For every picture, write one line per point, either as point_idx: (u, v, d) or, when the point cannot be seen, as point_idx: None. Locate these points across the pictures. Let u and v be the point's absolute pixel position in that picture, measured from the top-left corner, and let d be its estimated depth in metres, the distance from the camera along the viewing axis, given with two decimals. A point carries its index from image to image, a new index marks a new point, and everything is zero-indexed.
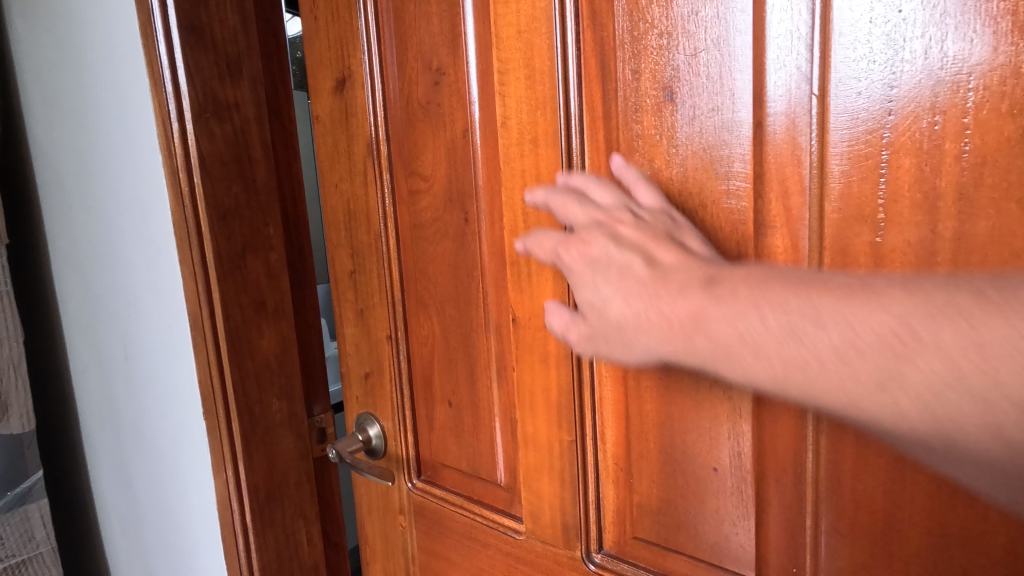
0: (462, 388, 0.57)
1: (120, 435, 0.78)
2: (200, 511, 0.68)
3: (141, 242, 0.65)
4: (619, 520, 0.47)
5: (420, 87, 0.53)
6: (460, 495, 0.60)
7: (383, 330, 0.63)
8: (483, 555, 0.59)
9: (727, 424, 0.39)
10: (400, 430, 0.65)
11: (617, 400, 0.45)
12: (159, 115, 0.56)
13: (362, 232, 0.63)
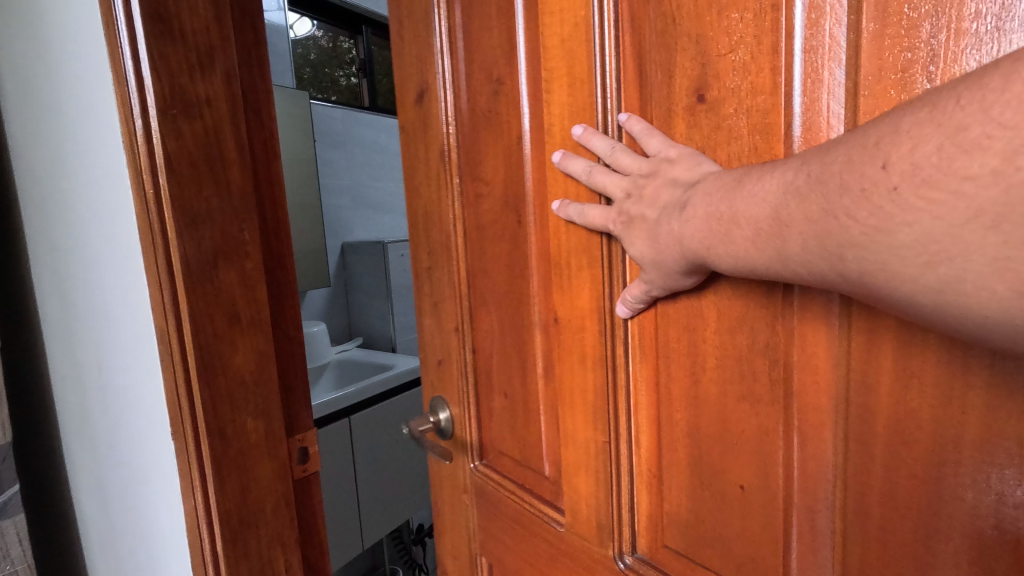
0: (516, 382, 0.52)
1: (95, 449, 0.73)
2: (169, 537, 0.62)
3: (109, 246, 0.60)
4: (653, 521, 0.41)
5: (483, 99, 0.49)
6: (512, 479, 0.55)
7: (451, 323, 0.59)
8: (528, 544, 0.53)
9: (754, 450, 0.33)
10: (467, 415, 0.59)
11: (649, 403, 0.39)
12: (122, 111, 0.51)
13: (437, 230, 0.58)
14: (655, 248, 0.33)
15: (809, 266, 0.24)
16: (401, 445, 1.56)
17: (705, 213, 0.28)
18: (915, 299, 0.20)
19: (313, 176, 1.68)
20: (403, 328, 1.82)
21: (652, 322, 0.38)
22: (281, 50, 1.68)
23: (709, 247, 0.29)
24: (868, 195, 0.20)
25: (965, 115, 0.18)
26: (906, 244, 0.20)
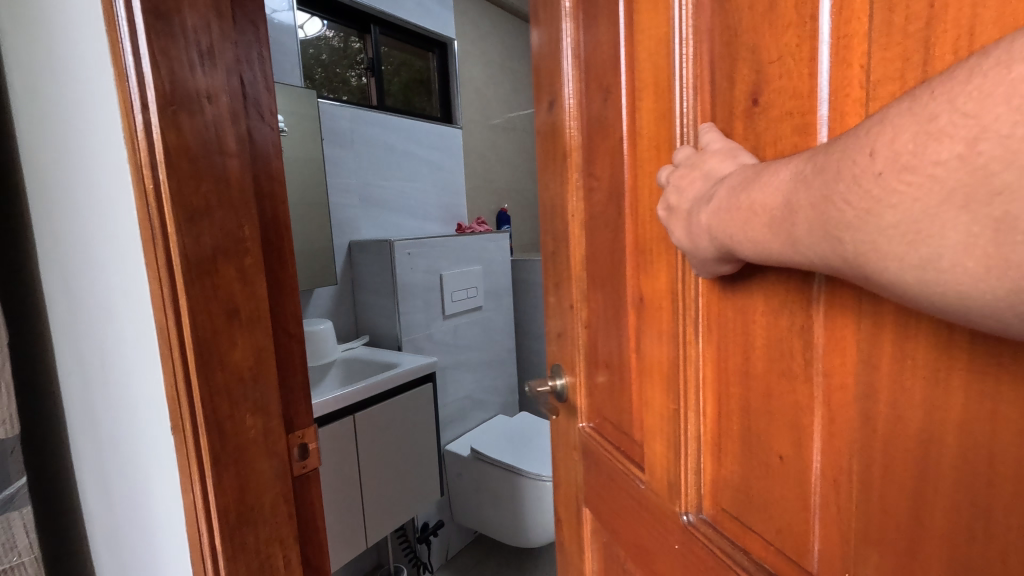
0: (614, 351, 0.54)
1: (99, 442, 0.74)
2: (170, 530, 0.63)
3: (111, 241, 0.60)
4: (705, 482, 0.41)
5: (594, 105, 0.52)
6: (610, 440, 0.56)
7: (569, 299, 0.62)
8: (617, 498, 0.55)
9: (792, 430, 0.32)
10: (576, 379, 0.63)
11: (708, 375, 0.39)
12: (122, 104, 0.51)
13: (560, 222, 0.61)
14: (692, 237, 0.34)
15: (814, 251, 0.24)
16: (405, 442, 1.57)
17: (727, 202, 0.29)
18: (902, 279, 0.20)
19: (320, 175, 1.68)
20: (409, 327, 1.82)
21: (711, 297, 0.38)
22: (290, 50, 1.69)
23: (732, 234, 0.29)
24: (857, 181, 0.21)
25: (934, 106, 0.18)
26: (891, 226, 0.19)
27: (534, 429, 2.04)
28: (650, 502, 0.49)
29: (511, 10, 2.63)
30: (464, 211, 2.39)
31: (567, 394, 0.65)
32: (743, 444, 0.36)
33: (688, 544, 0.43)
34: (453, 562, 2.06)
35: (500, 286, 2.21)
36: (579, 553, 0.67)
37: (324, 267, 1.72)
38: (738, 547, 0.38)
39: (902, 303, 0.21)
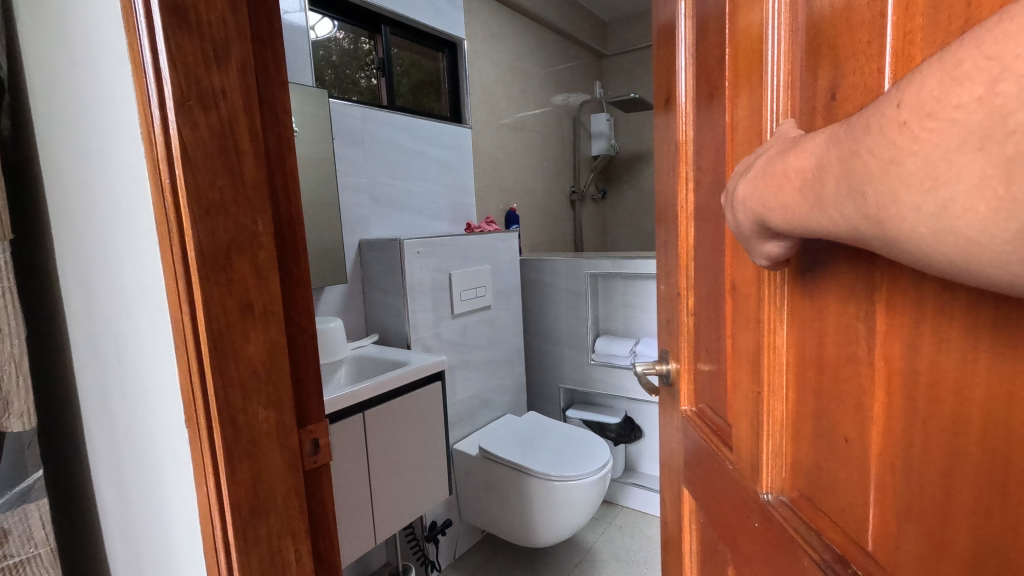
0: (714, 339, 0.56)
1: (115, 436, 0.75)
2: (184, 522, 0.63)
3: (128, 236, 0.61)
4: (784, 467, 0.41)
5: (703, 103, 0.56)
6: (709, 423, 0.59)
7: (681, 290, 0.66)
8: (711, 480, 0.57)
9: (855, 414, 0.32)
10: (683, 365, 0.67)
11: (786, 358, 0.40)
12: (141, 100, 0.52)
13: (678, 212, 0.66)
14: (734, 214, 0.35)
15: (840, 211, 0.24)
16: (414, 441, 1.57)
17: (763, 172, 0.30)
18: (919, 232, 0.20)
19: (329, 174, 1.70)
20: (417, 325, 1.82)
21: (789, 282, 0.38)
22: (301, 49, 1.70)
23: (765, 204, 0.30)
24: (883, 131, 0.21)
25: (959, 53, 0.18)
26: (911, 174, 0.20)
27: (542, 429, 2.04)
28: (738, 486, 0.50)
29: (520, 11, 2.63)
30: (473, 211, 2.39)
31: (672, 378, 0.71)
32: (816, 430, 0.36)
33: (767, 529, 0.44)
34: (461, 561, 2.06)
35: (508, 286, 2.21)
36: (683, 527, 0.70)
37: (333, 265, 1.73)
38: (809, 528, 0.38)
39: (915, 262, 0.21)
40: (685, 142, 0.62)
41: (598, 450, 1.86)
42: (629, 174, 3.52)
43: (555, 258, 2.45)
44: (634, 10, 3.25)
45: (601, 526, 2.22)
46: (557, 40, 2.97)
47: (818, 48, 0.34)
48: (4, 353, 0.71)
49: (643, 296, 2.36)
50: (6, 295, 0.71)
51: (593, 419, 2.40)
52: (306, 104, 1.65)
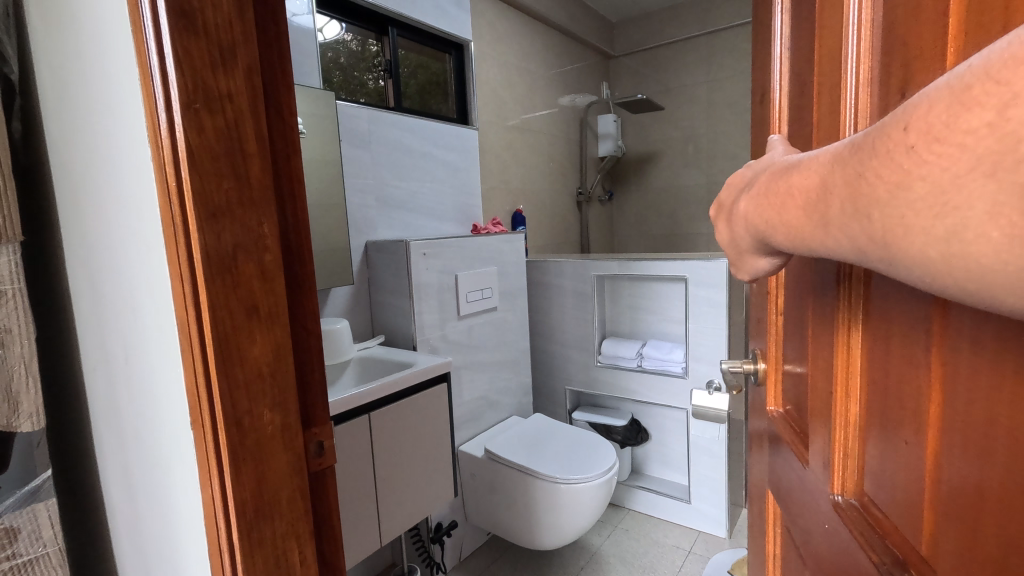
0: (796, 340, 0.56)
1: (122, 436, 0.75)
2: (189, 523, 0.63)
3: (134, 237, 0.61)
4: (853, 467, 0.42)
5: (791, 98, 0.57)
6: (789, 424, 0.59)
7: (768, 289, 0.67)
8: (790, 481, 0.57)
9: (914, 413, 0.33)
10: (768, 364, 0.67)
11: (851, 359, 0.40)
12: (149, 102, 0.52)
13: None
14: (734, 233, 0.43)
15: (845, 230, 0.28)
16: (420, 442, 1.57)
17: (768, 194, 0.36)
18: (927, 254, 0.23)
19: (337, 175, 1.70)
20: (423, 326, 1.82)
21: (855, 283, 0.39)
22: (309, 51, 1.70)
23: (769, 223, 0.36)
24: (891, 154, 0.25)
25: (969, 78, 0.21)
26: (921, 197, 0.23)
27: (549, 431, 2.03)
28: (812, 487, 0.50)
29: (527, 11, 2.63)
30: (480, 212, 2.40)
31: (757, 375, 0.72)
32: (878, 429, 0.37)
33: (835, 529, 0.45)
34: (467, 563, 2.05)
35: (514, 287, 2.21)
36: (768, 529, 0.69)
37: (340, 266, 1.74)
38: (872, 528, 0.39)
39: (921, 279, 0.25)
40: (776, 135, 0.61)
41: (605, 453, 1.85)
42: (636, 175, 3.50)
43: (561, 260, 2.45)
44: (640, 11, 3.24)
45: (607, 529, 2.21)
46: (563, 41, 2.96)
47: (891, 44, 0.35)
48: (13, 354, 0.72)
49: (650, 298, 2.36)
50: (11, 298, 0.71)
51: (599, 421, 2.39)
52: (313, 106, 1.65)
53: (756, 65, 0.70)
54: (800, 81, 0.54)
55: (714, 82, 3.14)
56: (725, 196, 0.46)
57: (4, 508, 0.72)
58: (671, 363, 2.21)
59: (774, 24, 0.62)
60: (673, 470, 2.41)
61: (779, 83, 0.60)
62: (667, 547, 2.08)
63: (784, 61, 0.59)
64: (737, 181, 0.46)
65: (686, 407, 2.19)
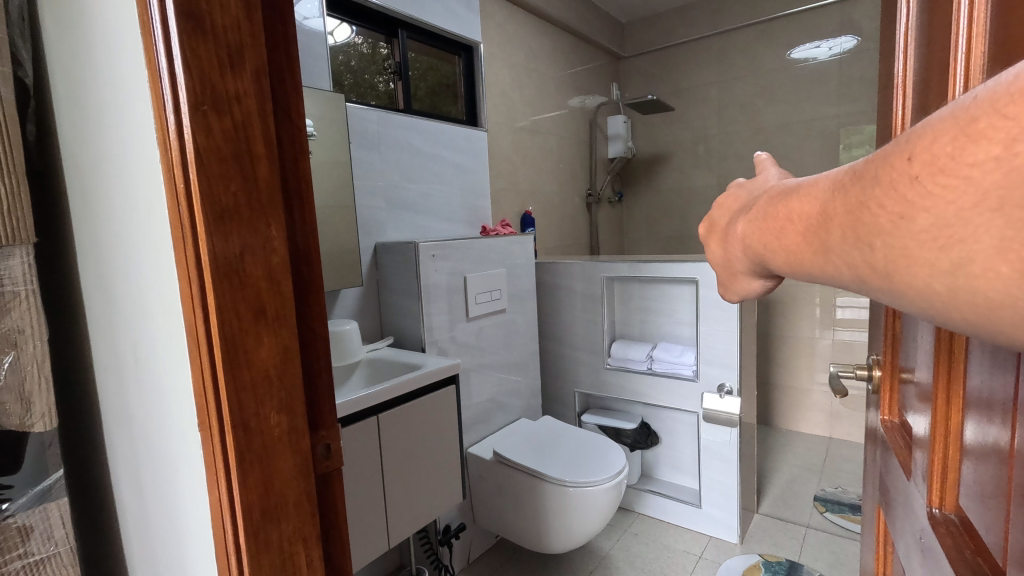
0: (904, 355, 0.58)
1: (132, 436, 0.76)
2: (197, 524, 0.64)
3: (145, 239, 0.62)
4: (944, 482, 0.44)
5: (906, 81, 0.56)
6: (897, 437, 0.61)
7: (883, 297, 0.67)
8: (898, 492, 0.59)
9: (998, 431, 0.35)
10: (880, 372, 0.68)
11: (950, 381, 0.43)
12: (158, 105, 0.52)
13: None
14: (729, 251, 0.44)
15: (848, 257, 0.29)
16: (429, 445, 1.57)
17: (767, 219, 0.37)
18: (932, 286, 0.24)
19: (346, 178, 1.71)
20: (432, 328, 1.82)
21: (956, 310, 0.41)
22: (319, 55, 1.70)
23: (768, 247, 0.37)
24: (895, 184, 0.25)
25: (974, 111, 0.22)
26: (924, 229, 0.24)
27: (558, 433, 2.03)
28: (914, 498, 0.52)
29: (536, 12, 2.62)
30: (489, 214, 2.39)
31: (871, 383, 0.72)
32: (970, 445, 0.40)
33: (930, 543, 0.46)
34: (475, 566, 2.04)
35: (523, 289, 2.20)
36: (879, 541, 0.70)
37: (349, 268, 1.74)
38: (957, 536, 0.41)
39: (926, 308, 0.26)
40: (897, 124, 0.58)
41: (613, 456, 1.83)
42: (646, 175, 3.47)
43: (571, 261, 2.44)
44: (651, 11, 3.22)
45: (617, 533, 2.20)
46: (573, 42, 2.95)
47: (998, 26, 0.34)
48: (27, 355, 0.72)
49: (660, 300, 2.34)
50: (21, 299, 0.71)
51: (609, 424, 2.37)
52: (324, 109, 1.65)
53: (887, 52, 0.66)
54: (922, 68, 0.51)
55: (726, 82, 3.11)
56: (717, 216, 0.47)
57: (17, 507, 0.73)
58: (681, 365, 2.19)
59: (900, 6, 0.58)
60: (684, 474, 2.39)
61: (902, 69, 0.57)
62: (677, 552, 2.05)
63: (909, 45, 0.56)
64: (728, 202, 0.47)
65: (697, 410, 2.17)
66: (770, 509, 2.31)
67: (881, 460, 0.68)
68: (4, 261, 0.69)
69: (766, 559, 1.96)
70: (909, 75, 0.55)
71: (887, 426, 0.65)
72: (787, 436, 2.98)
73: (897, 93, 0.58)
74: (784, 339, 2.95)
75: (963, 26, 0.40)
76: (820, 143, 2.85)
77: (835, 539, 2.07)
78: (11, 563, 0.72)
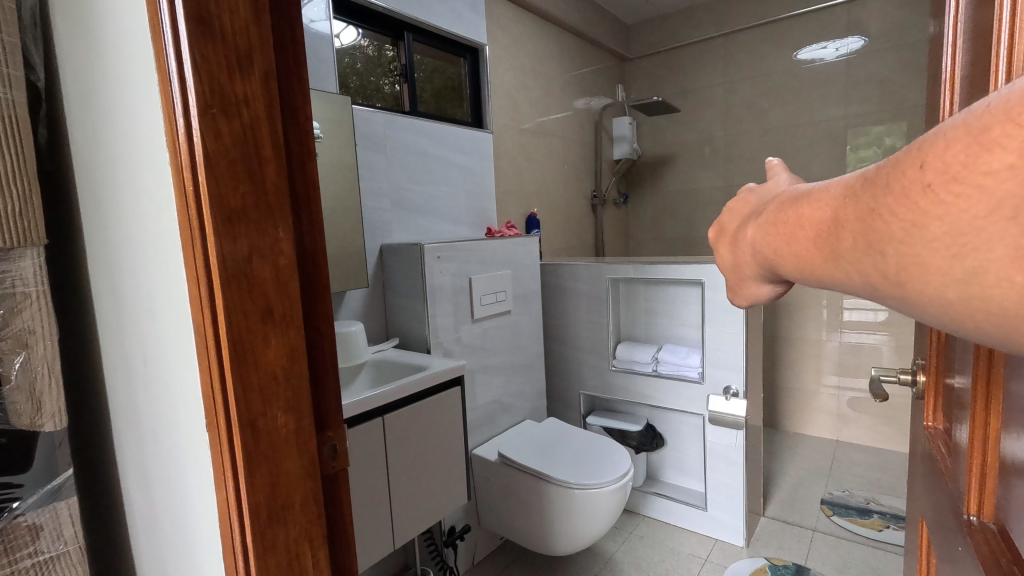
0: (947, 365, 0.59)
1: (140, 435, 0.76)
2: (204, 523, 0.64)
3: (153, 241, 0.62)
4: (982, 488, 0.45)
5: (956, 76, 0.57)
6: (941, 446, 0.62)
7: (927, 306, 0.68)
8: (939, 500, 0.60)
9: None
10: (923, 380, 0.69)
11: (989, 394, 0.44)
12: (167, 108, 0.53)
13: None
14: (737, 257, 0.44)
15: (857, 264, 0.29)
16: (435, 447, 1.57)
17: (776, 223, 0.37)
18: (945, 295, 0.24)
19: (352, 180, 1.71)
20: (437, 329, 1.82)
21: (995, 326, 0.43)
22: (326, 57, 1.72)
23: (777, 253, 0.37)
24: (906, 192, 0.25)
25: (988, 119, 0.22)
26: (937, 236, 0.24)
27: (564, 434, 2.02)
28: (955, 505, 0.53)
29: (542, 14, 2.63)
30: (494, 215, 2.40)
31: (917, 390, 0.73)
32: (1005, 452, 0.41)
33: (966, 550, 0.47)
34: (480, 568, 2.04)
35: (529, 291, 2.20)
36: (921, 551, 0.71)
37: (356, 269, 1.75)
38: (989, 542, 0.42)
39: (940, 315, 0.26)
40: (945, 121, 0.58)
41: (619, 458, 1.83)
42: (652, 177, 3.47)
43: (576, 263, 2.43)
44: (657, 12, 3.22)
45: (622, 535, 2.19)
46: (579, 44, 2.95)
47: None
48: (37, 356, 0.73)
49: (666, 302, 2.33)
50: (32, 300, 0.72)
51: (614, 426, 2.37)
52: (331, 111, 1.66)
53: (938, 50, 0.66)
54: (971, 64, 0.51)
55: (732, 83, 3.10)
56: (727, 220, 0.47)
57: (27, 506, 0.73)
58: (687, 368, 2.18)
59: (951, 6, 0.59)
60: (690, 477, 2.38)
61: (951, 66, 0.58)
62: (683, 554, 2.04)
63: (958, 44, 0.56)
64: (739, 207, 0.46)
65: (702, 413, 2.16)
66: (776, 512, 2.29)
67: (925, 468, 0.69)
68: (15, 262, 0.70)
69: (773, 562, 1.95)
70: (957, 69, 0.55)
71: (932, 434, 0.66)
72: (794, 438, 2.97)
73: (947, 91, 0.58)
74: (791, 341, 2.94)
75: (1006, 25, 0.40)
76: (827, 144, 2.83)
77: (843, 543, 2.05)
78: (21, 561, 0.72)
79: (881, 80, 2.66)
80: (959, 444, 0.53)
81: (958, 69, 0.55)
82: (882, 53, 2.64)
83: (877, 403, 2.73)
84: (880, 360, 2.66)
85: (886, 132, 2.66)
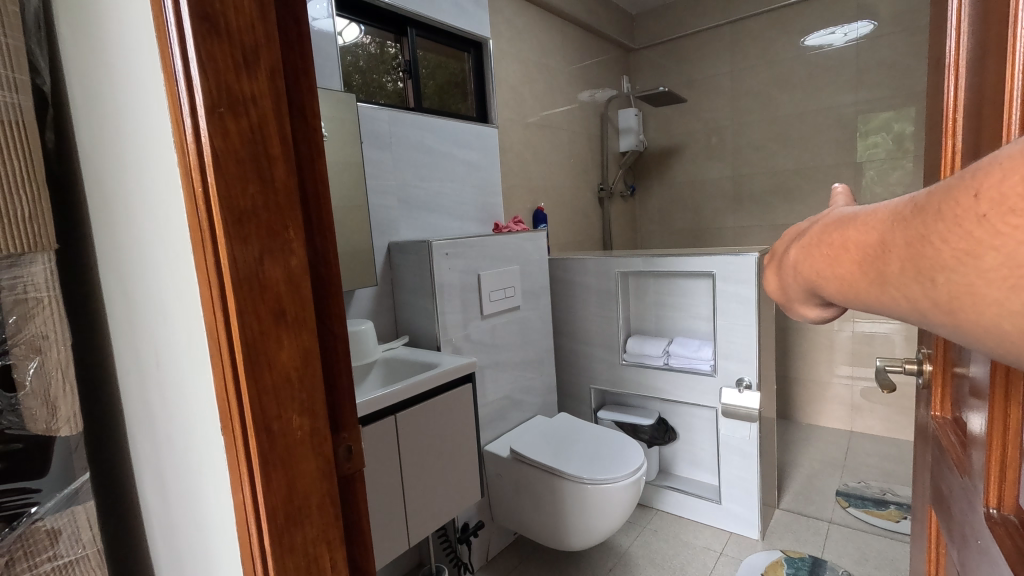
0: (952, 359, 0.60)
1: (156, 439, 0.76)
2: (222, 528, 0.64)
3: (163, 246, 0.62)
4: (1001, 480, 0.43)
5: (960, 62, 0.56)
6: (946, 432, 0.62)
7: None
8: (951, 491, 0.58)
9: None
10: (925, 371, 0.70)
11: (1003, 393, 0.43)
12: (175, 115, 0.52)
13: None
14: (783, 282, 0.46)
15: (906, 289, 0.30)
16: (448, 443, 1.57)
17: (820, 246, 0.38)
18: (1001, 326, 0.25)
19: (359, 178, 1.70)
20: (447, 326, 1.82)
21: None
22: (330, 55, 1.70)
23: (821, 274, 0.39)
24: (959, 221, 0.26)
25: None
26: (993, 266, 0.24)
27: (576, 429, 2.02)
28: (970, 498, 0.52)
29: (545, 6, 2.60)
30: (501, 211, 2.39)
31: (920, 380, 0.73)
32: None
33: (989, 544, 0.45)
34: (494, 563, 2.05)
35: (537, 286, 2.19)
36: (929, 541, 0.70)
37: (364, 269, 1.75)
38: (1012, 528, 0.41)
39: (991, 343, 0.27)
40: (950, 105, 0.57)
41: (631, 453, 1.82)
42: (659, 169, 3.44)
43: (584, 257, 2.42)
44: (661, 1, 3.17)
45: (636, 529, 2.19)
46: (582, 35, 2.92)
47: None
48: (51, 361, 0.73)
49: (674, 294, 2.31)
50: (44, 306, 0.72)
51: (626, 420, 2.35)
52: (336, 110, 1.65)
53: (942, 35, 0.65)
54: (977, 49, 0.50)
55: (738, 72, 3.06)
56: (778, 245, 0.48)
57: (45, 511, 0.73)
58: (699, 360, 2.15)
59: None
60: (703, 469, 2.37)
61: (956, 50, 0.57)
62: (697, 548, 2.04)
63: (963, 26, 0.55)
64: (791, 232, 0.47)
65: (715, 406, 2.14)
66: (791, 504, 2.27)
67: (934, 457, 0.67)
68: (27, 267, 0.70)
69: (788, 555, 1.93)
70: (963, 54, 0.54)
71: (940, 424, 0.64)
72: (807, 429, 2.94)
73: (952, 75, 0.57)
74: (803, 332, 2.91)
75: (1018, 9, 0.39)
76: (836, 130, 2.79)
77: (859, 534, 2.03)
78: (40, 566, 0.72)
79: (891, 65, 2.61)
80: (973, 436, 0.52)
81: (964, 55, 0.54)
82: (892, 37, 2.59)
83: (890, 393, 2.70)
84: (893, 349, 2.63)
85: (895, 118, 2.61)
